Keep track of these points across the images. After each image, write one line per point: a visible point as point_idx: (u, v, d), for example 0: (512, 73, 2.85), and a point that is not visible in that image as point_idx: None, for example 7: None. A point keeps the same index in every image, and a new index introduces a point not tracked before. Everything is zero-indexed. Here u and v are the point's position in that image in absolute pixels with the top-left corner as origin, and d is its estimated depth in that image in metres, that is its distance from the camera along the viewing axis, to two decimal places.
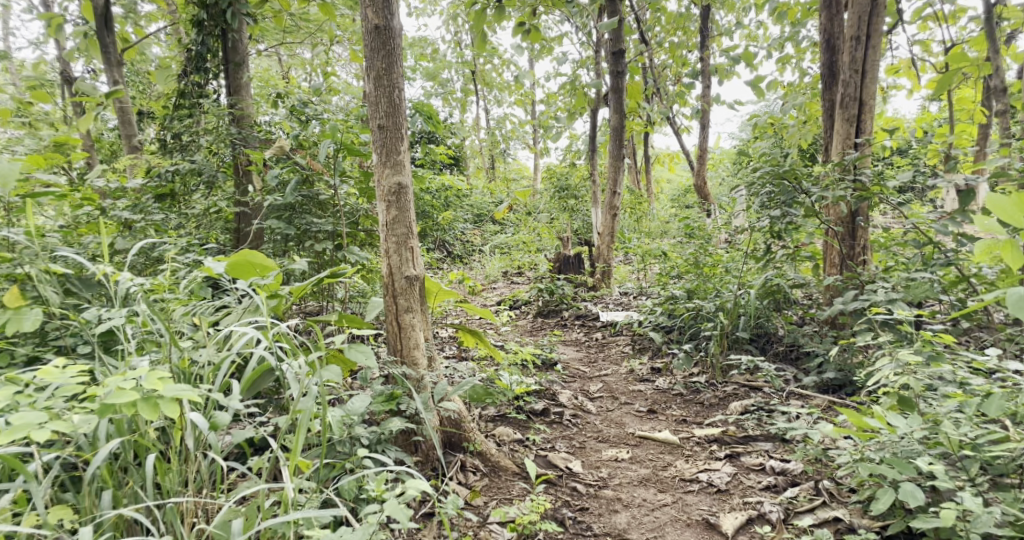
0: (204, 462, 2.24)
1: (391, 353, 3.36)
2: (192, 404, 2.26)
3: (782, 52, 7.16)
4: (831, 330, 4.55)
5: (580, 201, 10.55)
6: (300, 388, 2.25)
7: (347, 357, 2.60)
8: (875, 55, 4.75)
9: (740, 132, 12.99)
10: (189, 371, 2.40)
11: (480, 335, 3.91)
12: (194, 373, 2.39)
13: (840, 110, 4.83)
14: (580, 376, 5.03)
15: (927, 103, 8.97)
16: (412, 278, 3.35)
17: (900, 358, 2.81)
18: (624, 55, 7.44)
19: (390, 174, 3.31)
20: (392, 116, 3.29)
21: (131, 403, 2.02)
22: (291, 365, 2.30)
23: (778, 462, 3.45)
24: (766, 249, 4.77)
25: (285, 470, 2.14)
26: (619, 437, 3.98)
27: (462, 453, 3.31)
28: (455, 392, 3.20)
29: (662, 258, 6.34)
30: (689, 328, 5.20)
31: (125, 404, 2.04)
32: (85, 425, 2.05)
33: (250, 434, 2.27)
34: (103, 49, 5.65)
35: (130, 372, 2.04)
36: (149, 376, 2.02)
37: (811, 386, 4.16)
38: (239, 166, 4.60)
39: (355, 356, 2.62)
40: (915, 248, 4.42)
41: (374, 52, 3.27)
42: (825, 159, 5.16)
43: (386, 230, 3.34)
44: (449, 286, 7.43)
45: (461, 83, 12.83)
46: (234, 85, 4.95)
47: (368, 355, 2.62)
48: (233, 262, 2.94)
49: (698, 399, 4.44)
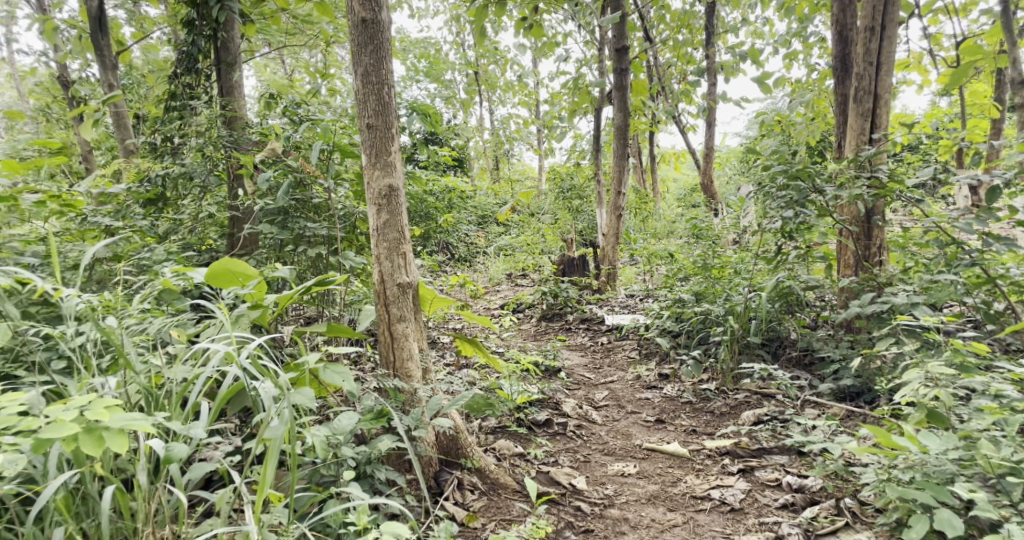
0: (165, 495, 2.08)
1: (383, 365, 3.19)
2: (152, 432, 2.10)
3: (789, 49, 6.97)
4: (848, 334, 4.35)
5: (585, 201, 10.35)
6: (269, 414, 2.09)
7: (322, 379, 2.42)
8: (891, 46, 4.53)
9: (747, 131, 12.78)
10: (156, 393, 2.24)
11: (478, 344, 3.75)
12: (161, 394, 2.23)
13: (854, 104, 4.63)
14: (584, 383, 4.84)
15: (937, 99, 8.78)
16: (405, 285, 3.18)
17: (929, 369, 2.63)
18: (629, 52, 7.25)
19: (381, 176, 3.13)
20: (382, 114, 3.12)
21: (73, 436, 1.87)
22: (261, 388, 2.14)
23: (795, 477, 3.26)
24: (778, 251, 4.57)
25: (250, 506, 1.97)
26: (626, 450, 3.79)
27: (459, 470, 3.13)
28: (450, 406, 3.02)
29: (669, 260, 6.16)
30: (697, 332, 5.00)
31: (64, 439, 1.88)
32: (15, 464, 1.89)
33: (212, 466, 2.13)
34: (98, 52, 5.50)
35: (72, 401, 1.90)
36: (92, 406, 1.87)
37: (828, 394, 3.96)
38: (228, 169, 4.42)
39: (332, 378, 2.43)
40: (935, 248, 4.22)
41: (361, 47, 3.09)
42: (838, 156, 4.95)
43: (377, 235, 3.17)
44: (451, 290, 7.26)
45: (464, 83, 12.67)
46: (226, 86, 4.79)
47: (346, 376, 2.42)
48: (212, 272, 2.76)
49: (708, 407, 4.24)
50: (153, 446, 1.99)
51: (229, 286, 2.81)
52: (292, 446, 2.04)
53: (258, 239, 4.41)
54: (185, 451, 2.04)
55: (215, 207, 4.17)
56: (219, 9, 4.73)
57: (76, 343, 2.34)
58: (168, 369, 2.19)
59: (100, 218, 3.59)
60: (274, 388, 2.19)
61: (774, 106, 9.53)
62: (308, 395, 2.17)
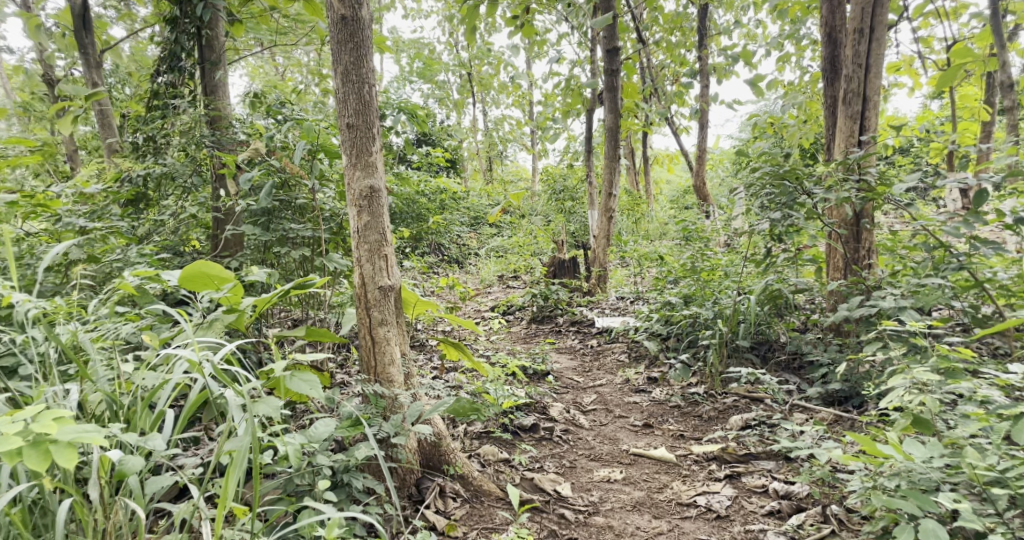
0: (123, 508, 2.03)
1: (364, 370, 3.13)
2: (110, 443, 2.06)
3: (781, 51, 6.95)
4: (837, 338, 4.31)
5: (578, 203, 10.31)
6: (231, 424, 2.04)
7: (289, 386, 2.35)
8: (880, 48, 4.50)
9: (740, 133, 12.76)
10: (119, 403, 2.19)
11: (462, 348, 3.69)
12: (125, 403, 2.18)
13: (843, 106, 4.59)
14: (572, 386, 4.80)
15: (928, 102, 8.78)
16: (386, 288, 3.12)
17: (915, 375, 2.59)
18: (620, 53, 7.21)
19: (361, 177, 3.08)
20: (362, 114, 3.07)
21: (17, 450, 1.82)
22: (225, 397, 2.09)
23: (782, 483, 3.22)
24: (767, 253, 4.53)
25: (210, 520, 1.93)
26: (613, 455, 3.74)
27: (441, 477, 3.08)
28: (432, 413, 2.96)
29: (659, 262, 6.12)
30: (686, 336, 4.96)
31: (9, 453, 1.83)
32: None
33: (171, 479, 2.08)
34: (82, 50, 5.42)
35: (20, 413, 1.85)
36: (39, 418, 1.82)
37: (816, 398, 3.92)
38: (210, 170, 4.35)
39: (301, 386, 2.37)
40: (924, 251, 4.19)
41: (341, 45, 3.04)
42: (828, 158, 4.92)
43: (357, 237, 3.11)
44: (441, 292, 7.21)
45: (457, 84, 12.62)
46: (210, 85, 4.72)
47: (315, 385, 2.36)
48: (186, 275, 2.70)
49: (696, 412, 4.20)
50: (109, 458, 1.95)
51: (204, 289, 2.75)
52: (256, 459, 2.00)
53: (242, 241, 4.35)
54: (139, 465, 1.99)
55: (197, 208, 4.11)
56: (203, 6, 4.66)
57: (40, 348, 2.29)
58: (131, 378, 2.14)
59: (77, 219, 3.52)
60: (238, 398, 2.14)
61: (766, 108, 9.50)
62: (273, 404, 2.12)
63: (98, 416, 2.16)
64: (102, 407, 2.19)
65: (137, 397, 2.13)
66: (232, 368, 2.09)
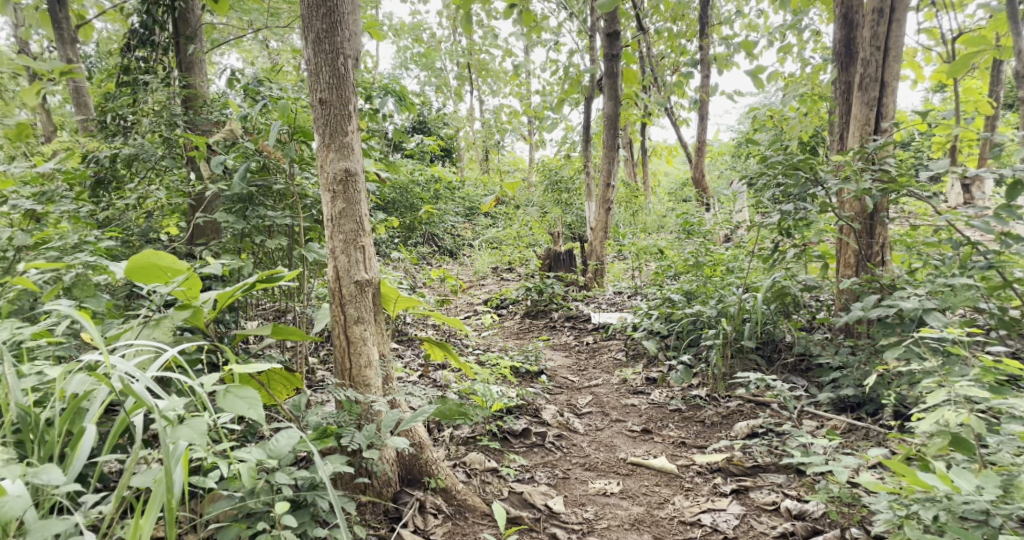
0: None
1: (338, 374, 2.86)
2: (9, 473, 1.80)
3: (782, 42, 6.65)
4: (848, 339, 4.04)
5: (575, 194, 9.93)
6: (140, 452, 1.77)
7: (223, 404, 2.05)
8: (900, 29, 4.19)
9: (740, 125, 12.50)
10: (32, 422, 1.93)
11: (447, 347, 3.40)
12: (38, 422, 1.93)
13: (859, 92, 4.30)
14: (567, 386, 4.53)
15: (934, 94, 8.48)
16: (363, 283, 2.84)
17: (957, 389, 2.32)
18: (621, 38, 6.88)
19: (336, 159, 2.80)
20: (337, 88, 2.78)
21: None
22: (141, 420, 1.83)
23: (795, 501, 2.97)
24: (774, 248, 4.25)
25: None
26: (609, 464, 3.47)
27: (422, 491, 2.81)
28: (411, 422, 2.69)
29: (658, 256, 5.86)
30: (688, 334, 4.67)
31: None
32: None
33: (74, 520, 1.81)
34: (56, 25, 5.09)
35: None
36: None
37: (827, 405, 3.65)
38: (181, 151, 4.04)
39: (238, 403, 2.07)
40: (944, 248, 3.91)
41: (313, 11, 2.74)
42: (840, 148, 4.63)
43: (331, 226, 2.82)
44: (432, 285, 6.91)
45: (454, 71, 12.25)
46: (184, 62, 4.37)
47: (253, 403, 2.05)
48: (133, 266, 2.46)
49: (698, 417, 3.93)
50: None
51: (153, 282, 2.53)
52: (169, 502, 1.83)
53: (217, 228, 4.06)
54: (24, 503, 1.73)
55: (167, 193, 3.80)
56: None
57: None
58: (45, 393, 1.92)
59: (26, 203, 3.23)
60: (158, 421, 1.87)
61: (768, 99, 9.16)
62: (196, 430, 1.89)
63: (8, 432, 1.93)
64: (13, 420, 1.96)
65: (54, 415, 1.92)
66: (152, 392, 1.86)
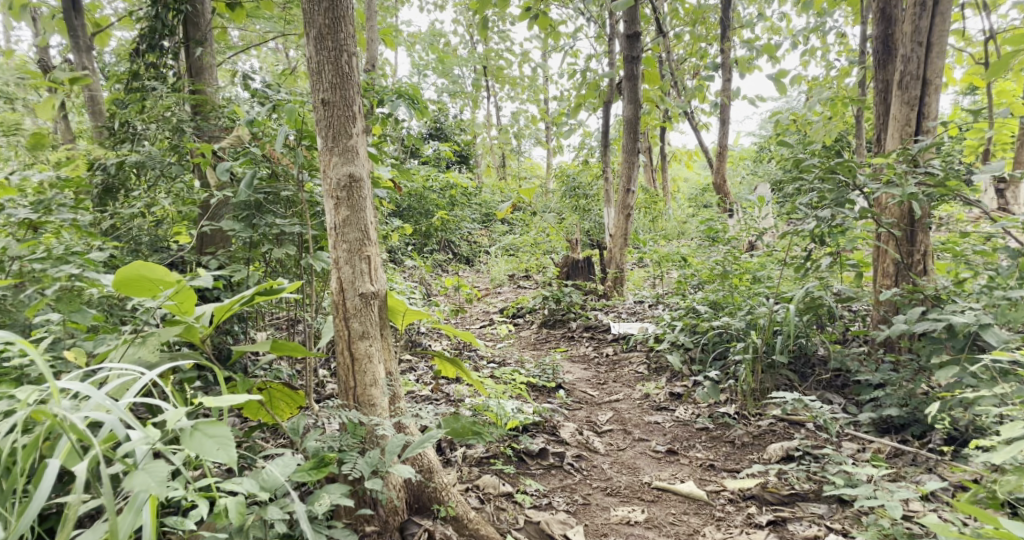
0: None
1: (342, 393, 2.65)
2: None
3: (807, 44, 6.39)
4: (888, 354, 3.77)
5: (593, 200, 9.61)
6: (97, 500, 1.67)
7: (189, 444, 1.86)
8: (943, 24, 3.92)
9: (762, 130, 12.18)
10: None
11: (459, 363, 3.17)
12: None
13: (898, 91, 4.04)
14: (587, 402, 4.30)
15: (964, 98, 8.13)
16: (369, 295, 2.64)
17: None
18: (642, 39, 6.63)
19: (339, 163, 2.60)
20: (340, 88, 2.59)
21: None
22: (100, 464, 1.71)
23: (840, 536, 2.73)
24: (808, 257, 3.98)
25: None
26: (632, 489, 3.24)
27: (431, 520, 2.60)
28: (416, 448, 2.48)
29: (681, 264, 5.62)
30: (714, 347, 4.41)
31: None
32: None
33: None
34: (71, 33, 4.92)
35: None
36: None
37: (868, 425, 3.40)
38: (188, 156, 3.87)
39: (207, 442, 1.87)
40: (994, 257, 3.64)
41: (315, 6, 2.56)
42: (876, 151, 4.37)
43: (334, 235, 2.63)
44: (446, 294, 6.70)
45: (471, 77, 12.08)
46: (194, 67, 4.18)
47: (224, 444, 1.86)
48: (120, 279, 2.28)
49: (727, 437, 3.68)
50: None
51: (144, 295, 2.36)
52: None
53: (226, 237, 3.89)
54: None
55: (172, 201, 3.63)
56: None
57: None
58: (7, 425, 1.79)
59: (21, 210, 3.07)
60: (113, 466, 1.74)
61: (792, 104, 8.89)
62: (154, 476, 1.75)
63: None
64: None
65: (16, 449, 1.79)
66: (118, 427, 1.77)
